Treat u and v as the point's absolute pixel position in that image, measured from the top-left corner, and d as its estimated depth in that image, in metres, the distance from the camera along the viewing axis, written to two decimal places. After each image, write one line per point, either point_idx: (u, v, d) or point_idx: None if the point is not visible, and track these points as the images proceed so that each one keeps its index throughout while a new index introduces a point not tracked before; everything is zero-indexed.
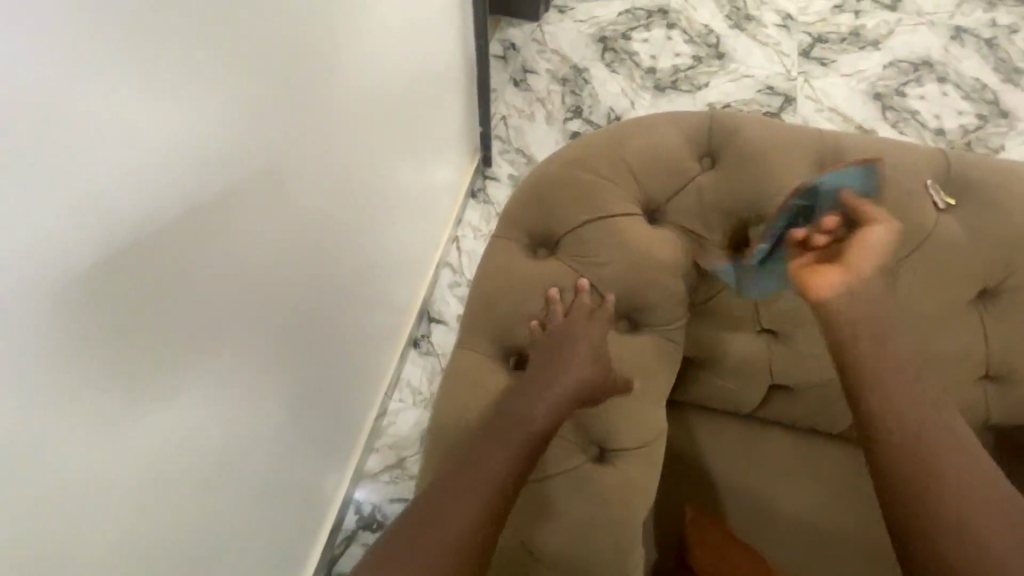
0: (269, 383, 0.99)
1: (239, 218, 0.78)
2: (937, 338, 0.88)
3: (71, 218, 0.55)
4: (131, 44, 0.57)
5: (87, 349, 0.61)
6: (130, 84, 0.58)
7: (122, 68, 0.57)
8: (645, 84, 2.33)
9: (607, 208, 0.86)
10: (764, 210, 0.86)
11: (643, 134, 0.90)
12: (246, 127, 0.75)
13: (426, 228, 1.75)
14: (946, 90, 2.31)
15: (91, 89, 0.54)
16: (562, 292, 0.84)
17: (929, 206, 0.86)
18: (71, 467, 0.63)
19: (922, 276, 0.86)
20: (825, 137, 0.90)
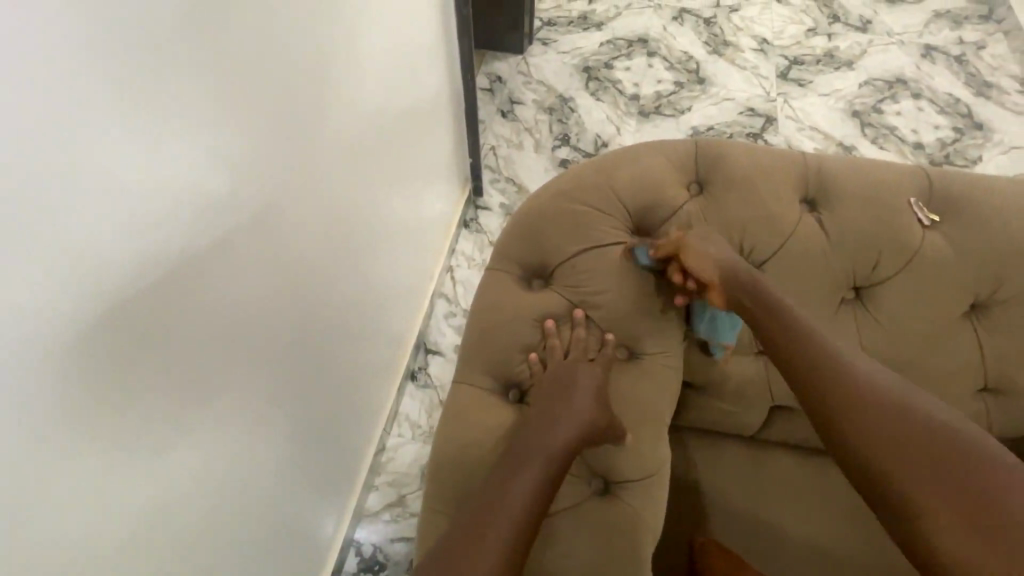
0: (265, 425, 0.98)
1: (235, 261, 0.79)
2: (932, 353, 0.88)
3: (68, 267, 0.55)
4: (129, 90, 0.57)
5: (82, 398, 0.59)
6: (130, 131, 0.58)
7: (125, 114, 0.57)
8: (630, 110, 2.38)
9: (599, 237, 0.87)
10: (752, 233, 0.87)
11: (631, 162, 0.92)
12: (239, 169, 0.75)
13: (419, 260, 1.76)
14: (921, 106, 2.38)
15: (90, 137, 0.54)
16: (557, 323, 0.85)
17: (915, 223, 0.87)
18: (64, 522, 0.61)
19: (914, 292, 0.87)
20: (809, 159, 0.92)
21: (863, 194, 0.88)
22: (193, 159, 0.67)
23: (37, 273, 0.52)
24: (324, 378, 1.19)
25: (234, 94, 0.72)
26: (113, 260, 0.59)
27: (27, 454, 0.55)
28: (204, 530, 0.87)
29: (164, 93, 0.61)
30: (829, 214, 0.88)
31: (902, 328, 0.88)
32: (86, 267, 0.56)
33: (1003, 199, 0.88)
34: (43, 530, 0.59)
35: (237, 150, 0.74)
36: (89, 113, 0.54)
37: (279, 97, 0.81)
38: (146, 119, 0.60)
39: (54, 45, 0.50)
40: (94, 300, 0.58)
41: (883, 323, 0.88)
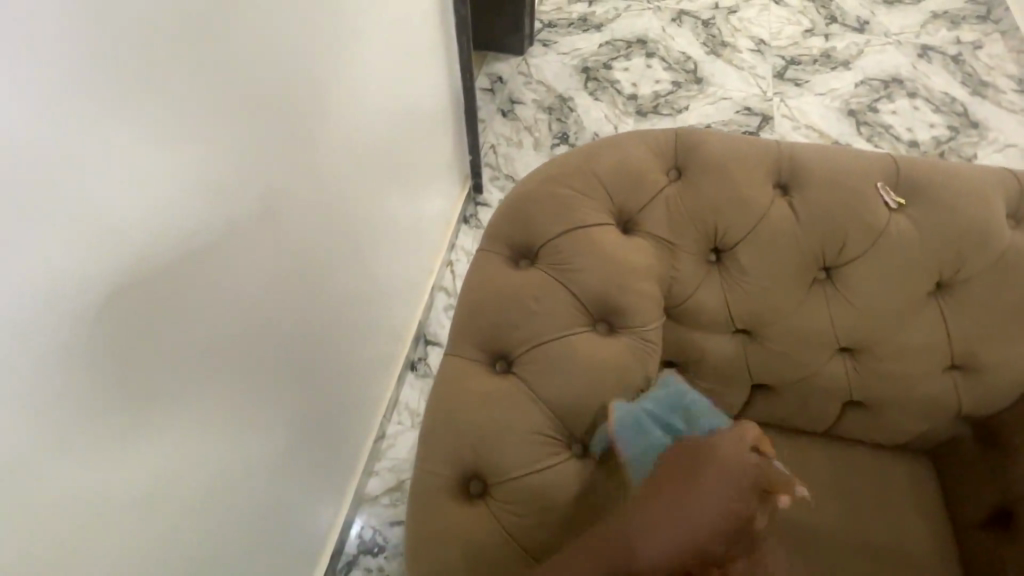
0: (269, 401, 1.03)
1: (237, 239, 0.84)
2: (897, 331, 0.94)
3: (84, 238, 0.60)
4: (142, 79, 0.63)
5: (97, 361, 0.65)
6: (143, 116, 0.64)
7: (137, 101, 0.63)
8: (628, 109, 2.43)
9: (582, 219, 0.92)
10: (727, 217, 0.92)
11: (613, 150, 0.97)
12: (243, 154, 0.81)
13: (420, 252, 1.81)
14: (917, 105, 2.42)
15: (110, 122, 0.60)
16: (540, 296, 0.89)
17: (882, 207, 0.92)
18: (78, 476, 0.66)
19: (882, 273, 0.91)
20: (783, 146, 0.97)
21: (832, 179, 0.93)
22: (202, 146, 0.73)
23: (62, 243, 0.58)
24: (326, 361, 1.24)
25: (240, 88, 0.78)
26: (127, 234, 0.65)
27: (51, 405, 0.61)
28: (210, 496, 0.93)
29: (177, 85, 0.67)
30: (801, 198, 0.92)
31: (869, 307, 0.92)
32: (102, 240, 0.62)
33: (968, 184, 0.93)
34: (64, 478, 0.65)
35: (241, 139, 0.80)
36: (108, 100, 0.60)
37: (283, 89, 0.88)
38: (161, 108, 0.66)
39: (74, 36, 0.55)
40: (111, 270, 0.64)
41: (853, 302, 0.93)
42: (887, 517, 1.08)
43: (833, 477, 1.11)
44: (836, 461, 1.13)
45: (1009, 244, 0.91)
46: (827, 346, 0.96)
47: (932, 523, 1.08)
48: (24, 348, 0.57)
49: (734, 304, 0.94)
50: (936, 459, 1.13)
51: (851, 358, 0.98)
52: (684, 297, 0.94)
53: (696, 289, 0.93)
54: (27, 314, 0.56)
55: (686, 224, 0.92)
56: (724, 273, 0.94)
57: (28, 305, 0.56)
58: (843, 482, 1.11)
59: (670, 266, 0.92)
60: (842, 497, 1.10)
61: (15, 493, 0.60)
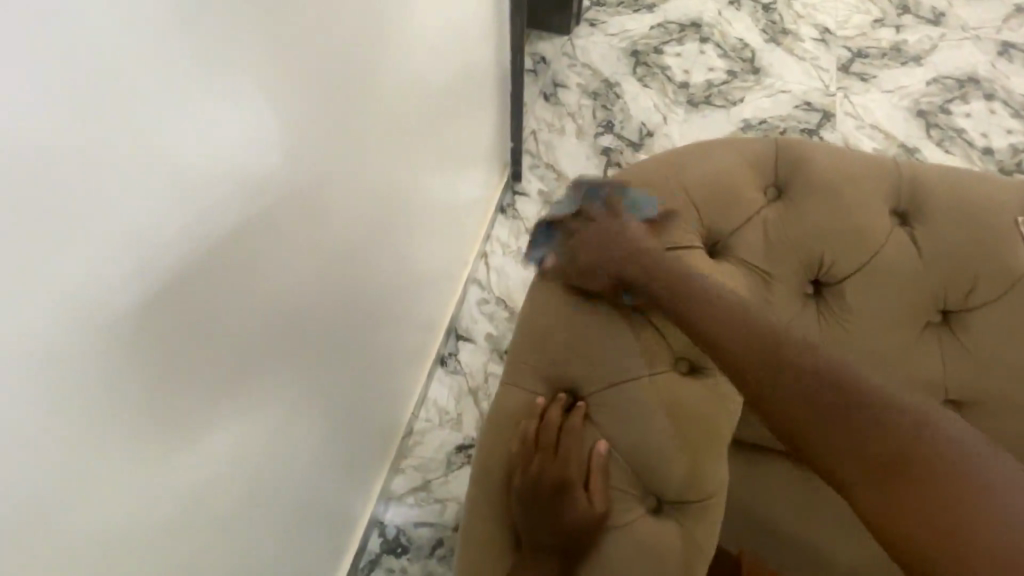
0: (297, 409, 0.96)
1: (277, 241, 0.76)
2: (1021, 388, 0.82)
3: (119, 255, 0.52)
4: (191, 71, 0.54)
5: (124, 386, 0.57)
6: (187, 114, 0.55)
7: (182, 96, 0.54)
8: (678, 99, 2.28)
9: (666, 239, 0.81)
10: (834, 246, 0.80)
11: (705, 161, 0.85)
12: (288, 150, 0.72)
13: (455, 244, 1.72)
14: (994, 108, 2.21)
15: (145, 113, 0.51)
16: (616, 327, 0.79)
17: (1018, 244, 0.79)
18: (102, 509, 0.60)
19: (1010, 321, 0.79)
20: (903, 166, 0.84)
21: (961, 209, 0.80)
22: (244, 139, 0.64)
23: (89, 259, 0.49)
24: (356, 363, 1.17)
25: (288, 74, 0.68)
26: (160, 244, 0.56)
27: (72, 439, 0.54)
28: (234, 510, 0.87)
29: (223, 74, 0.58)
30: (923, 230, 0.80)
31: (988, 358, 0.81)
32: (133, 252, 0.54)
33: None
34: (87, 513, 0.58)
35: (285, 131, 0.71)
36: (144, 88, 0.50)
37: (331, 73, 0.77)
38: (201, 96, 0.56)
39: (112, 22, 0.46)
40: (140, 286, 0.55)
41: (968, 351, 0.82)
42: None
43: None
44: None
45: None
46: (931, 396, 0.85)
47: None
48: (43, 380, 0.49)
49: (830, 344, 0.83)
50: None
51: (957, 411, 0.87)
52: None
53: (791, 325, 0.83)
54: (46, 341, 0.48)
55: (785, 251, 0.81)
56: (822, 310, 0.83)
57: (52, 336, 0.48)
58: None
59: (763, 298, 0.81)
60: None
61: (34, 533, 0.53)
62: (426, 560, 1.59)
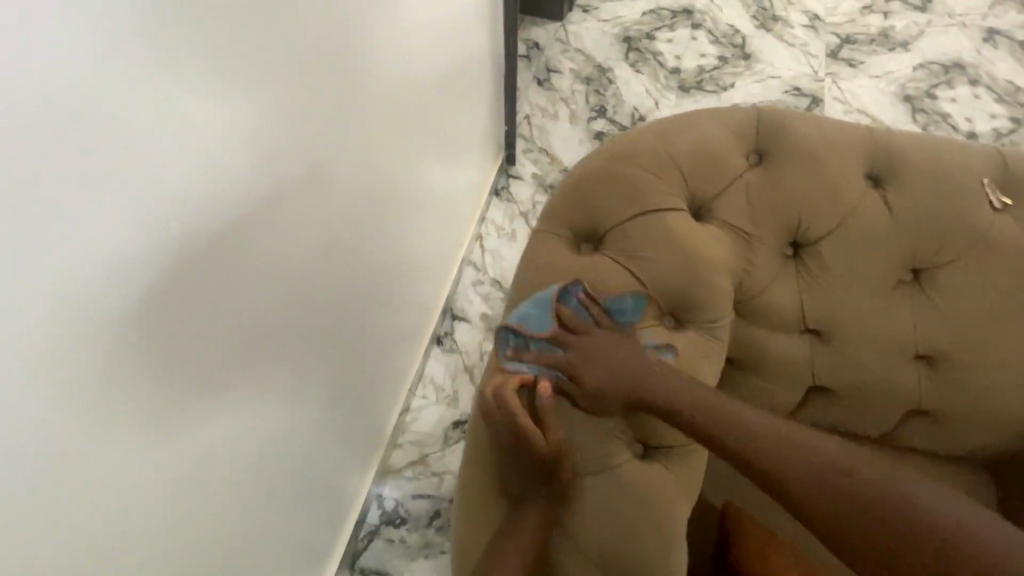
0: (304, 377, 0.99)
1: (283, 207, 0.79)
2: (986, 342, 0.88)
3: (132, 208, 0.55)
4: (195, 35, 0.57)
5: (141, 336, 0.61)
6: (193, 75, 0.58)
7: (187, 59, 0.57)
8: (670, 84, 2.31)
9: (653, 202, 0.85)
10: (812, 209, 0.84)
11: (690, 129, 0.89)
12: (290, 117, 0.75)
13: (451, 225, 1.75)
14: (978, 93, 2.27)
15: (152, 71, 0.54)
16: (606, 285, 0.82)
17: (984, 205, 0.84)
18: (120, 454, 0.63)
19: (976, 278, 0.85)
20: (878, 134, 0.88)
21: (931, 172, 0.84)
22: (250, 102, 0.67)
23: (105, 209, 0.53)
24: (360, 336, 1.20)
25: (289, 43, 0.71)
26: (172, 198, 0.60)
27: (93, 379, 0.57)
28: (245, 471, 0.90)
29: (225, 39, 0.61)
30: (895, 192, 0.84)
31: (956, 314, 0.87)
32: (147, 204, 0.57)
33: None
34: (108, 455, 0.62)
35: (288, 99, 0.74)
36: (149, 45, 0.53)
37: (332, 45, 0.80)
38: (206, 57, 0.59)
39: None
40: (155, 237, 0.59)
41: (938, 308, 0.87)
42: None
43: None
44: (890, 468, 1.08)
45: None
46: (903, 351, 0.90)
47: None
48: (64, 322, 0.52)
49: (807, 301, 0.88)
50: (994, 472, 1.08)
51: (928, 367, 0.93)
52: (755, 293, 0.88)
53: (771, 284, 0.87)
54: (68, 284, 0.52)
55: (766, 213, 0.85)
56: (802, 270, 0.88)
57: (72, 281, 0.52)
58: None
59: (744, 259, 0.86)
60: None
61: (58, 471, 0.57)
62: (424, 530, 1.64)
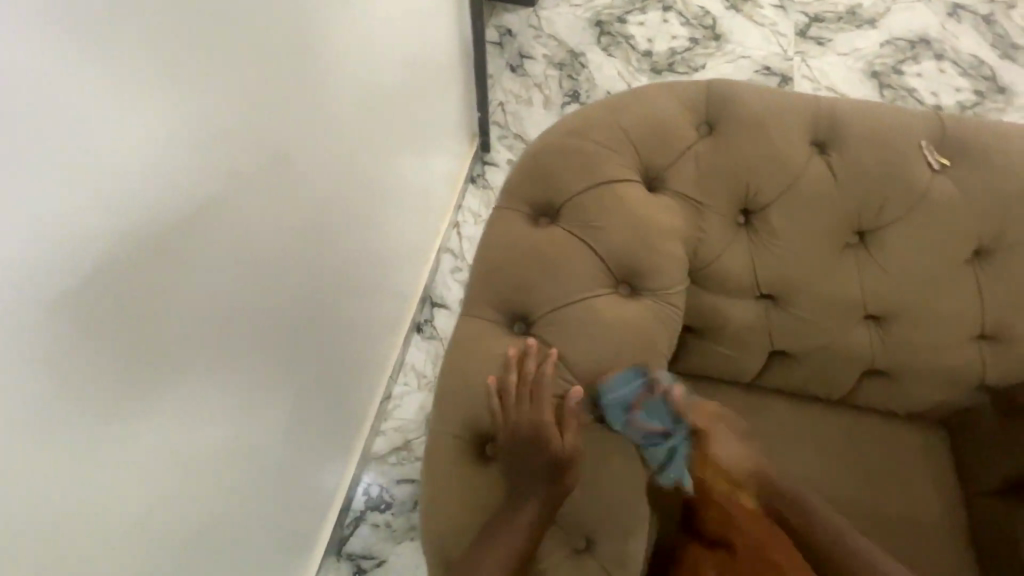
0: (283, 365, 1.00)
1: (248, 192, 0.79)
2: (930, 300, 0.91)
3: (84, 190, 0.56)
4: (139, 18, 0.58)
5: (103, 319, 0.62)
6: (140, 59, 0.59)
7: (132, 42, 0.58)
8: (642, 67, 2.33)
9: (607, 175, 0.87)
10: (759, 176, 0.87)
11: (641, 102, 0.91)
12: (251, 103, 0.76)
13: (427, 212, 1.76)
14: (943, 67, 2.31)
15: (95, 56, 0.55)
16: (562, 257, 0.84)
17: (923, 167, 0.87)
18: (93, 438, 0.64)
19: (917, 237, 0.88)
20: (823, 102, 0.91)
21: (873, 138, 0.87)
22: (203, 85, 0.67)
23: (56, 191, 0.54)
24: (339, 324, 1.21)
25: (244, 26, 0.72)
26: (128, 183, 0.60)
27: (61, 364, 0.58)
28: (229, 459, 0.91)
29: (172, 22, 0.62)
30: (839, 157, 0.87)
31: (900, 274, 0.90)
32: (103, 189, 0.58)
33: (1014, 146, 0.88)
34: (81, 439, 0.63)
35: (248, 83, 0.75)
36: (89, 30, 0.54)
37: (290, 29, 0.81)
38: (150, 39, 0.60)
39: None
40: (114, 222, 0.60)
41: (883, 268, 0.90)
42: (897, 483, 1.09)
43: (849, 447, 1.11)
44: (851, 428, 1.12)
45: None
46: (853, 312, 0.94)
47: (942, 490, 1.09)
48: (20, 303, 0.53)
49: (759, 267, 0.91)
50: (951, 429, 1.13)
51: (877, 326, 0.97)
52: (709, 260, 0.91)
53: (724, 251, 0.90)
54: (22, 264, 0.52)
55: (715, 181, 0.88)
56: (753, 236, 0.90)
57: (27, 262, 0.53)
58: (858, 452, 1.11)
59: (696, 227, 0.89)
60: (856, 464, 1.10)
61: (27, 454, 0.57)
62: (409, 513, 1.66)
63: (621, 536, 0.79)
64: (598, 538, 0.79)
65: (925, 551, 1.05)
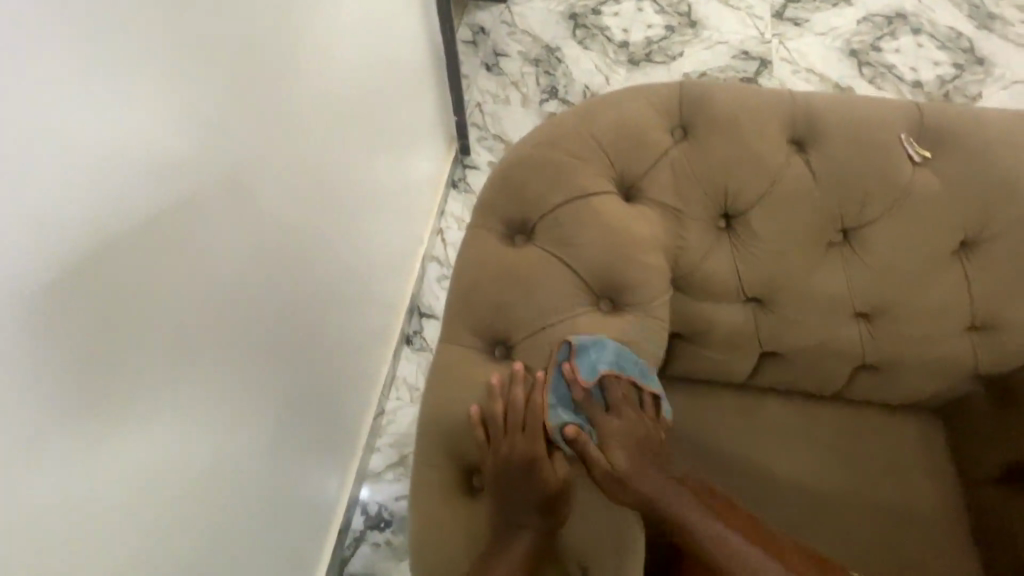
0: (272, 400, 0.97)
1: (213, 228, 0.76)
2: (919, 294, 0.89)
3: (32, 252, 0.52)
4: (77, 61, 0.54)
5: (66, 383, 0.58)
6: (82, 104, 0.55)
7: (72, 88, 0.54)
8: (619, 59, 2.29)
9: (581, 187, 0.84)
10: (737, 178, 0.84)
11: (613, 108, 0.88)
12: (212, 136, 0.72)
13: (408, 223, 1.72)
14: (921, 42, 2.29)
15: (32, 107, 0.51)
16: (540, 275, 0.82)
17: (904, 160, 0.85)
18: (65, 507, 0.61)
19: (903, 231, 0.85)
20: (799, 97, 0.88)
21: (852, 132, 0.85)
22: (156, 125, 0.63)
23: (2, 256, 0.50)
24: (329, 348, 1.18)
25: (197, 57, 0.68)
26: (81, 237, 0.57)
27: (29, 437, 0.55)
28: (222, 499, 0.89)
29: (115, 61, 0.58)
30: (817, 153, 0.85)
31: (886, 270, 0.87)
32: (52, 246, 0.54)
33: (995, 132, 0.86)
34: (57, 508, 0.60)
35: (207, 116, 0.71)
36: (24, 80, 0.50)
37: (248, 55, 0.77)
38: (92, 82, 0.56)
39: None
40: (75, 281, 0.57)
41: (870, 265, 0.87)
42: (892, 474, 1.08)
43: (842, 441, 1.11)
44: (844, 422, 1.12)
45: None
46: (841, 310, 0.92)
47: (939, 479, 1.08)
48: None
49: (743, 271, 0.89)
50: (945, 416, 1.12)
51: (866, 321, 0.95)
52: (691, 267, 0.89)
53: (706, 257, 0.88)
54: None
55: (692, 186, 0.85)
56: (735, 240, 0.88)
57: None
58: (852, 447, 1.11)
59: (676, 234, 0.86)
60: (845, 457, 1.10)
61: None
62: None
63: (617, 561, 0.77)
64: (594, 568, 0.75)
65: (927, 542, 1.04)
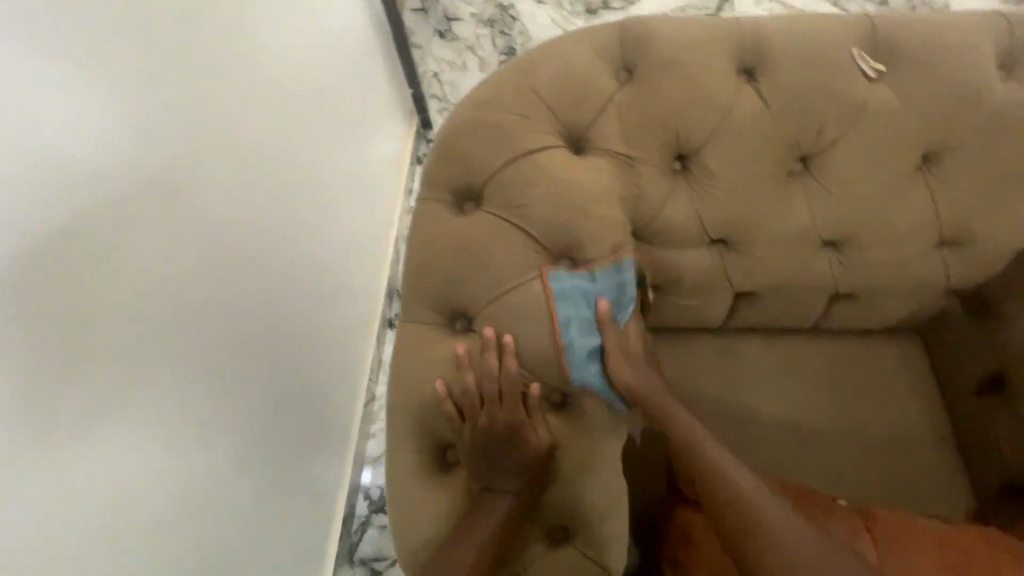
0: (265, 405, 0.93)
1: (181, 238, 0.72)
2: (886, 216, 0.86)
3: None
4: None
5: (35, 419, 0.53)
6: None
7: None
8: (574, 9, 2.20)
9: (526, 146, 0.80)
10: (687, 117, 0.81)
11: (552, 58, 0.83)
12: (150, 135, 0.66)
13: (375, 205, 1.66)
14: None
15: None
16: (493, 243, 0.78)
17: (858, 77, 0.81)
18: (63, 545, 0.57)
19: (863, 153, 0.82)
20: (745, 24, 0.84)
21: (802, 54, 0.81)
22: (82, 127, 0.57)
23: None
24: (320, 346, 1.15)
25: (114, 48, 0.61)
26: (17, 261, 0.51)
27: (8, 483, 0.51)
28: (235, 512, 0.85)
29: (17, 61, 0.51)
30: (769, 81, 0.81)
31: (851, 195, 0.85)
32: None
33: (952, 38, 0.82)
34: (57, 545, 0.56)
35: (142, 114, 0.65)
36: None
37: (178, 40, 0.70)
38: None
39: None
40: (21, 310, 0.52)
41: (833, 192, 0.85)
42: (877, 398, 1.07)
43: (830, 374, 1.09)
44: (827, 355, 1.11)
45: (1000, 99, 0.81)
46: (809, 242, 0.90)
47: (923, 398, 1.07)
48: None
49: (704, 213, 0.86)
50: (923, 334, 1.11)
51: (836, 250, 0.93)
52: (651, 216, 0.86)
53: (666, 203, 0.85)
54: None
55: (641, 131, 0.82)
56: (692, 182, 0.85)
57: None
58: (840, 378, 1.09)
59: (632, 183, 0.83)
60: (831, 388, 1.08)
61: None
62: None
63: (601, 522, 0.76)
64: (574, 530, 0.77)
65: (915, 460, 1.05)
